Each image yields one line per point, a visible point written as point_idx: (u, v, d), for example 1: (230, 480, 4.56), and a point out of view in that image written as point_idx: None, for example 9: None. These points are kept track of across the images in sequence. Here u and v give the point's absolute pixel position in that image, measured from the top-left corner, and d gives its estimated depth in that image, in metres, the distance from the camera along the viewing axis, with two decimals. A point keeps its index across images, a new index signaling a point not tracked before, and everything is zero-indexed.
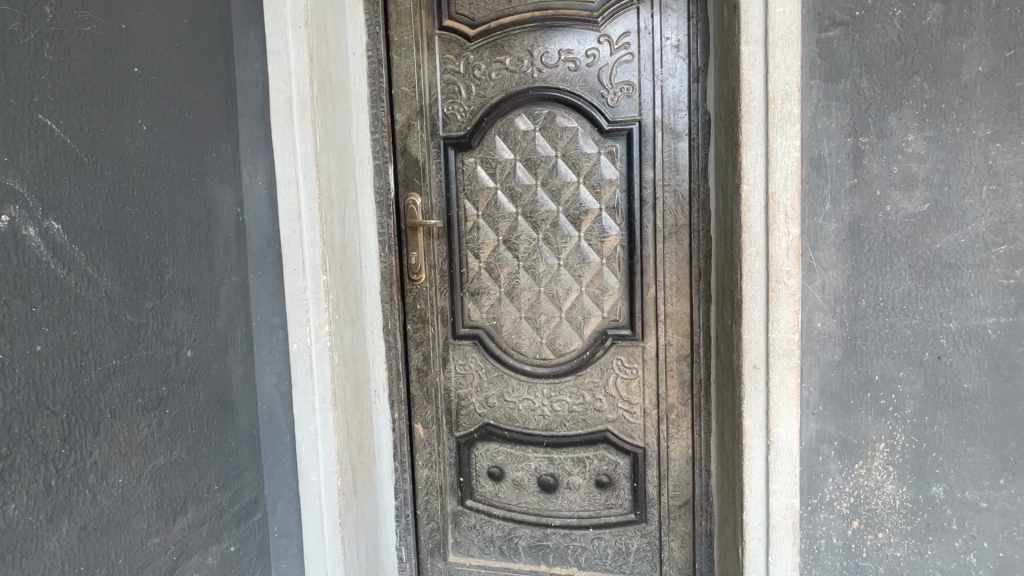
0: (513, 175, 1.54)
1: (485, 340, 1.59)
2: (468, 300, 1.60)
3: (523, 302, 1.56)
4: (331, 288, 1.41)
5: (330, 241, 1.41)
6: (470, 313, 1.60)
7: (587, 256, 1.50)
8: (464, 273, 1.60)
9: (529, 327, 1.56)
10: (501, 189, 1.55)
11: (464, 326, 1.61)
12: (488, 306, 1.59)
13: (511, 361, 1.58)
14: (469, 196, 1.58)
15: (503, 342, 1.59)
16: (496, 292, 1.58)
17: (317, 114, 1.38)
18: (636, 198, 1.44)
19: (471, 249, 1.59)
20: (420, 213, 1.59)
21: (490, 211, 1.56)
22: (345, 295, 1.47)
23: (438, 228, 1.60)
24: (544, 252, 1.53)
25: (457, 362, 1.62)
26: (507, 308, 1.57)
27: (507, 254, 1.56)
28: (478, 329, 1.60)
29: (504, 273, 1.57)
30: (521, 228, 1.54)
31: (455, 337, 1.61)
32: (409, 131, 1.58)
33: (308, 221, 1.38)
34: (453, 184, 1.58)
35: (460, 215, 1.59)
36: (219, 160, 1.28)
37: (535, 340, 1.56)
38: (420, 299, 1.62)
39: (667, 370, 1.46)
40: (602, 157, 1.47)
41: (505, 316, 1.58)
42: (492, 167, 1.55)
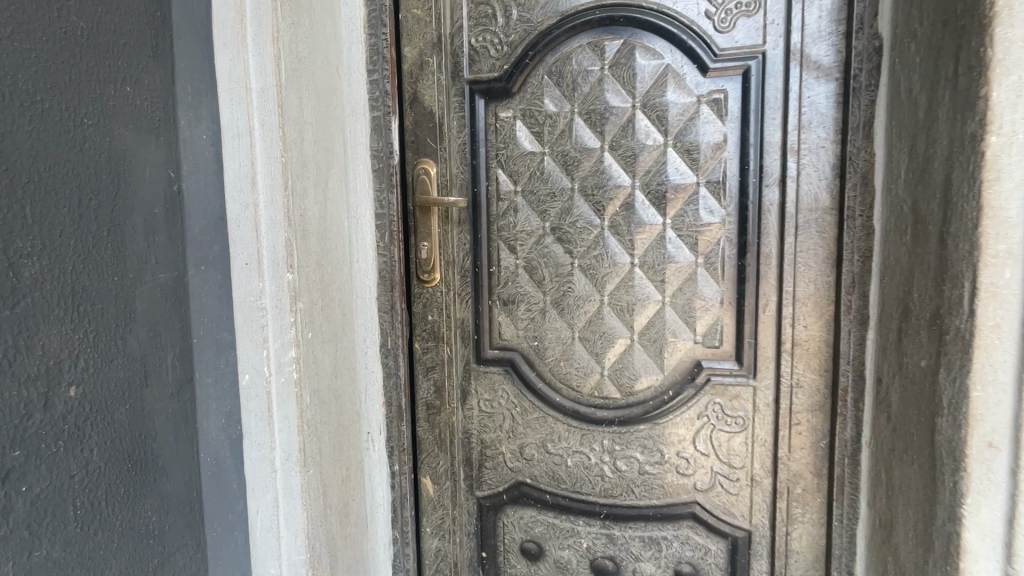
0: (568, 135, 1.08)
1: (522, 368, 1.14)
2: (500, 311, 1.15)
3: (577, 318, 1.10)
4: (306, 290, 0.96)
5: (299, 224, 0.94)
6: (501, 329, 1.15)
7: (674, 253, 1.04)
8: (494, 273, 1.15)
9: (585, 352, 1.11)
10: (550, 156, 1.09)
11: (493, 348, 1.16)
12: (527, 321, 1.14)
13: (558, 400, 1.13)
14: (503, 166, 1.12)
15: (547, 372, 1.13)
16: (540, 302, 1.12)
17: (284, 30, 0.90)
18: (752, 170, 0.98)
19: (505, 240, 1.13)
20: (434, 188, 1.14)
21: (534, 187, 1.11)
22: (327, 303, 1.02)
23: (460, 210, 1.15)
24: (611, 246, 1.07)
25: (482, 396, 1.17)
26: (554, 324, 1.12)
27: (557, 249, 1.10)
28: (512, 352, 1.15)
29: (551, 275, 1.11)
30: (577, 211, 1.08)
31: (480, 362, 1.17)
32: (421, 71, 1.13)
33: (267, 192, 0.89)
34: (482, 147, 1.13)
35: (490, 192, 1.13)
36: (138, 80, 0.78)
37: (593, 372, 1.11)
38: (432, 309, 1.17)
39: (792, 424, 1.00)
40: (702, 108, 1.00)
41: (551, 336, 1.12)
42: (538, 124, 1.09)
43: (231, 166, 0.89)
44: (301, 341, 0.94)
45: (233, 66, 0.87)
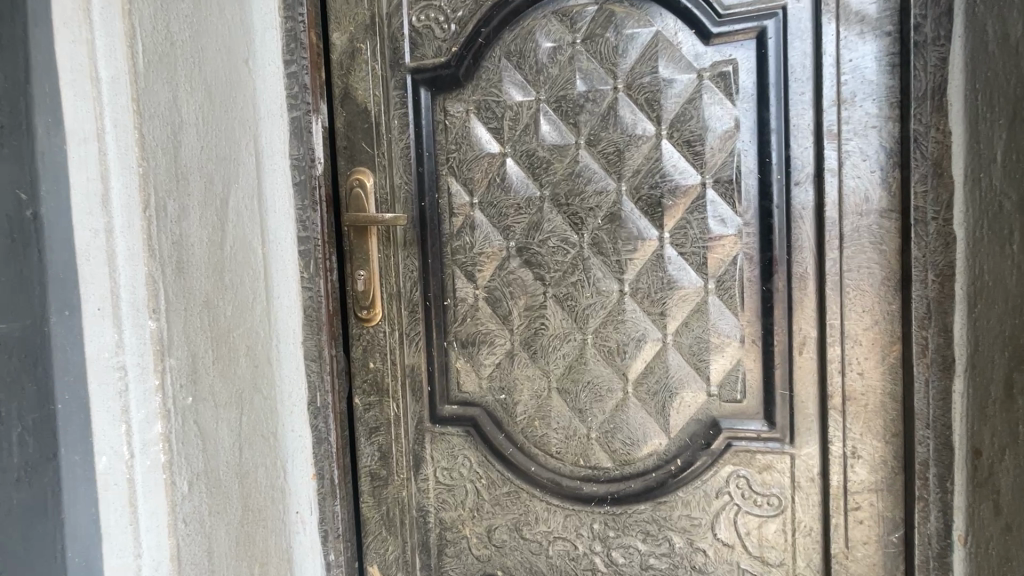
0: (533, 130, 0.84)
1: (487, 428, 0.89)
2: (458, 356, 0.91)
3: (553, 364, 0.85)
4: (177, 344, 0.71)
5: (169, 257, 0.71)
6: (459, 378, 0.91)
7: (676, 277, 0.79)
8: (449, 308, 0.91)
9: (565, 407, 0.85)
10: (512, 158, 0.86)
11: (450, 402, 0.92)
12: (490, 369, 0.89)
13: (533, 470, 0.87)
14: (456, 173, 0.89)
15: (518, 433, 0.88)
16: (507, 344, 0.88)
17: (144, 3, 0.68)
18: (777, 163, 0.74)
19: (462, 266, 0.90)
20: (371, 203, 0.91)
21: (493, 198, 0.87)
22: (219, 357, 0.78)
23: (405, 229, 0.92)
24: (593, 270, 0.82)
25: (439, 464, 0.93)
26: (524, 372, 0.87)
27: (525, 275, 0.86)
28: (474, 409, 0.90)
29: (519, 309, 0.87)
30: (549, 226, 0.84)
31: (436, 422, 0.92)
32: (353, 62, 0.91)
33: (123, 215, 0.67)
34: (430, 151, 0.90)
35: (441, 206, 0.90)
36: None
37: (576, 434, 0.85)
38: (373, 354, 0.93)
39: (849, 508, 0.73)
40: (704, 86, 0.76)
41: (521, 387, 0.87)
42: (496, 119, 0.86)
43: (80, 176, 0.65)
44: (172, 410, 0.70)
45: (76, 49, 0.64)
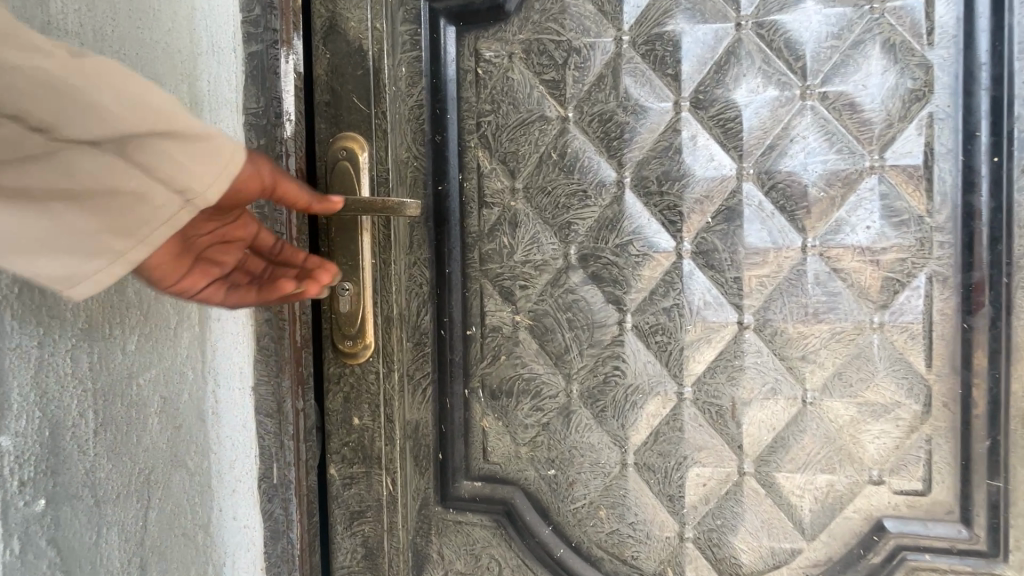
0: (611, 84, 0.58)
1: (526, 518, 0.61)
2: (486, 411, 0.63)
3: (631, 427, 0.58)
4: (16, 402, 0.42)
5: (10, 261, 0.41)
6: (486, 442, 0.63)
7: (825, 306, 0.53)
8: (473, 341, 0.63)
9: (646, 492, 0.58)
10: (577, 124, 0.59)
11: (471, 477, 0.63)
12: (534, 431, 0.61)
13: None
14: (491, 145, 0.61)
15: (574, 527, 0.60)
16: (561, 395, 0.60)
17: None
18: (994, 139, 0.49)
19: (496, 281, 0.62)
20: (365, 187, 0.62)
21: (547, 182, 0.60)
22: (106, 424, 0.48)
23: (413, 224, 0.63)
24: (697, 291, 0.56)
25: (454, 567, 0.64)
26: (586, 438, 0.60)
27: (591, 295, 0.59)
28: (508, 488, 0.62)
29: (581, 345, 0.59)
30: (632, 225, 0.57)
31: (451, 505, 0.64)
32: None
33: None
34: (453, 113, 0.63)
35: (465, 193, 0.63)
36: None
37: (662, 533, 0.58)
38: (359, 406, 0.64)
39: None
40: (881, 24, 0.51)
41: (581, 460, 0.60)
42: (554, 67, 0.59)
43: None
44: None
45: None
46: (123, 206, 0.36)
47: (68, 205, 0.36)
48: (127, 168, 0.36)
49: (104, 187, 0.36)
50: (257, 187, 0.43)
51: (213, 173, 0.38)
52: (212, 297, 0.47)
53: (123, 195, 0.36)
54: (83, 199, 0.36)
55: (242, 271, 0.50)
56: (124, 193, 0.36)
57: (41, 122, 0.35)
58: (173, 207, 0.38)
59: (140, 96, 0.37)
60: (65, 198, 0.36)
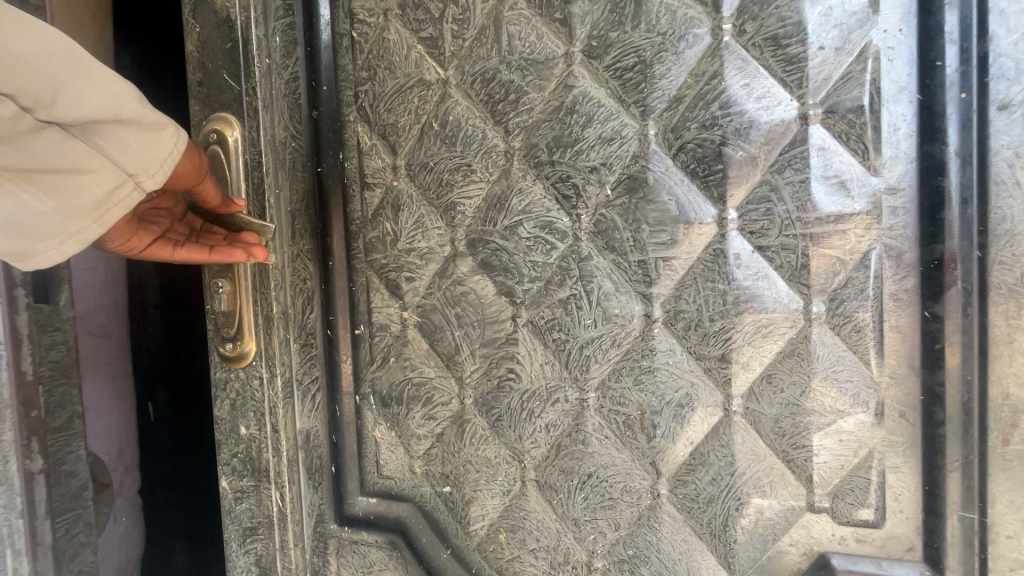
0: (492, 37, 0.49)
1: (421, 542, 0.54)
2: (378, 419, 0.56)
3: (529, 441, 0.50)
4: None
5: None
6: (379, 455, 0.56)
7: (749, 293, 0.43)
8: (361, 341, 0.56)
9: (549, 515, 0.50)
10: (458, 87, 0.50)
11: (366, 493, 0.57)
12: (428, 443, 0.54)
13: None
14: (369, 119, 0.54)
15: (472, 552, 0.53)
16: (453, 402, 0.52)
17: None
18: (963, 68, 0.38)
19: (381, 273, 0.55)
20: (237, 172, 0.55)
21: (428, 157, 0.52)
22: None
23: (293, 211, 0.56)
24: (597, 279, 0.47)
25: None
26: (481, 452, 0.52)
27: (481, 287, 0.51)
28: (402, 506, 0.55)
29: (471, 345, 0.51)
30: (521, 202, 0.49)
31: (345, 525, 0.58)
32: None
33: None
34: (330, 84, 0.55)
35: (345, 175, 0.56)
36: None
37: (568, 562, 0.50)
38: (244, 415, 0.57)
39: None
40: None
41: (477, 477, 0.52)
42: (431, 22, 0.51)
43: None
44: None
45: None
46: (70, 185, 0.36)
47: (18, 185, 0.35)
48: (80, 150, 0.36)
49: (52, 165, 0.36)
50: (187, 175, 0.45)
51: (164, 162, 0.40)
52: (157, 254, 0.48)
53: (67, 174, 0.36)
54: (29, 172, 0.35)
55: (178, 228, 0.50)
56: (66, 170, 0.36)
57: (15, 91, 0.33)
58: (120, 186, 0.38)
59: (103, 79, 0.36)
60: (10, 173, 0.35)
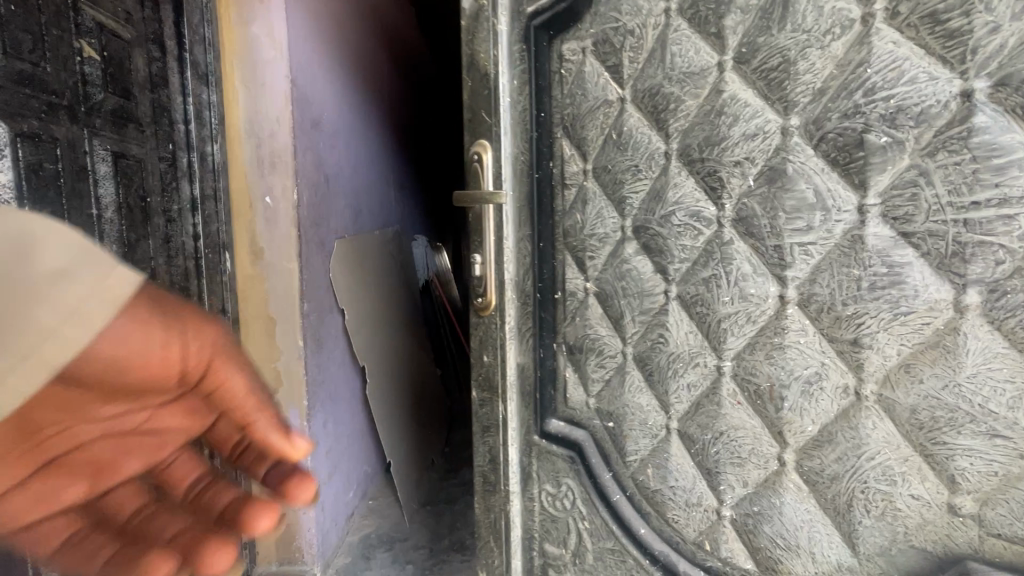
0: (660, 57, 0.57)
1: (593, 462, 0.68)
2: (569, 367, 0.71)
3: (673, 395, 0.60)
4: None
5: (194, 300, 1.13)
6: (565, 393, 0.71)
7: (893, 273, 0.43)
8: (560, 305, 0.70)
9: (686, 459, 0.60)
10: (632, 102, 0.61)
11: (556, 419, 0.72)
12: (599, 384, 0.68)
13: (641, 532, 0.65)
14: (571, 134, 0.67)
15: (626, 478, 0.66)
16: (618, 353, 0.66)
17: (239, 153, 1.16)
18: None
19: (575, 246, 0.68)
20: (488, 181, 0.67)
21: (608, 161, 0.64)
22: None
23: (520, 208, 0.70)
24: (736, 262, 0.53)
25: (545, 488, 0.73)
26: (636, 399, 0.64)
27: (642, 267, 0.62)
28: (580, 435, 0.69)
29: (633, 311, 0.63)
30: (675, 195, 0.57)
31: (544, 438, 0.72)
32: None
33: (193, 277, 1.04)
34: (545, 109, 0.67)
35: (551, 179, 0.69)
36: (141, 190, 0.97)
37: (700, 506, 0.59)
38: (484, 346, 0.72)
39: None
40: None
41: (631, 420, 0.64)
42: (613, 54, 0.62)
43: None
44: None
45: None
46: (40, 345, 0.41)
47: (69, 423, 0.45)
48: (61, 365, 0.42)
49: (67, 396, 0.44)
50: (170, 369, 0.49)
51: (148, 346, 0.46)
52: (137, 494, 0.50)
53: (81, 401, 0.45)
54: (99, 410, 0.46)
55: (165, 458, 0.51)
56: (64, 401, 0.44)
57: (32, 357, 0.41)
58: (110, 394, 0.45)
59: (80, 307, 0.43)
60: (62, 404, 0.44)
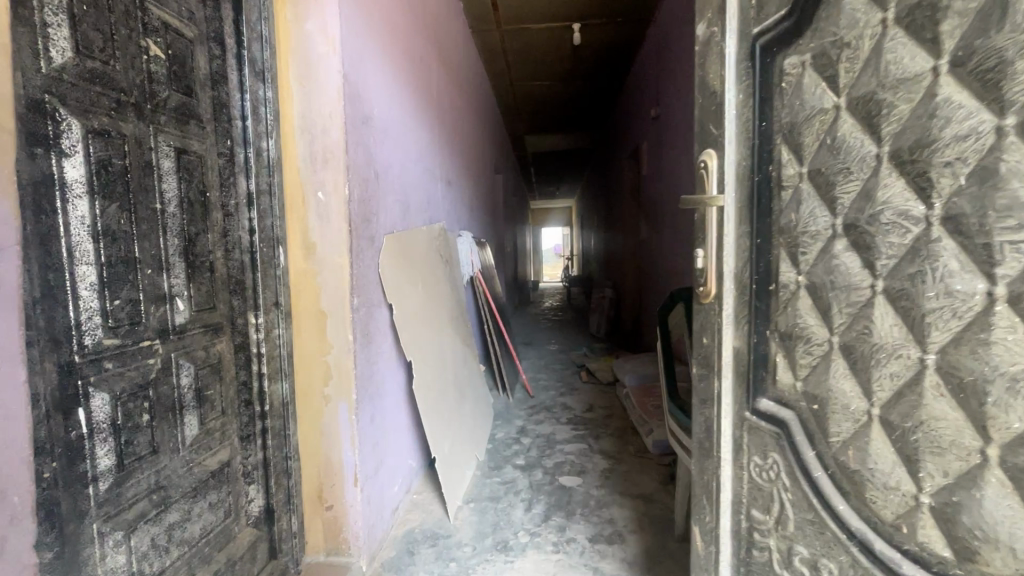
0: (876, 68, 0.88)
1: (799, 438, 1.06)
2: (776, 344, 1.11)
3: (877, 382, 0.92)
4: None
5: None
6: (777, 373, 1.12)
7: None
8: (774, 292, 1.10)
9: (885, 445, 0.92)
10: (847, 110, 0.94)
11: (768, 399, 1.13)
12: (807, 368, 1.05)
13: (840, 508, 0.99)
14: (788, 139, 1.06)
15: (829, 456, 1.01)
16: (826, 341, 1.01)
17: None
18: None
19: (787, 240, 1.07)
20: (713, 183, 1.17)
21: (824, 165, 0.98)
22: None
23: (742, 207, 1.15)
24: (944, 259, 0.80)
25: (756, 458, 1.17)
26: (840, 383, 0.99)
27: (851, 262, 0.96)
28: (789, 412, 1.09)
29: (840, 305, 0.98)
30: (885, 197, 0.88)
31: (755, 411, 1.16)
32: (709, 45, 1.20)
33: None
34: (767, 120, 1.09)
35: (772, 179, 1.09)
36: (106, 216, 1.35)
37: (903, 471, 0.89)
38: (707, 330, 1.26)
39: None
40: None
41: (836, 402, 1.00)
42: (832, 66, 0.96)
43: None
44: None
45: None
46: None
47: None
48: None
49: None
50: None
51: None
52: None
53: None
54: None
55: None
56: None
57: None
58: None
59: None
60: None
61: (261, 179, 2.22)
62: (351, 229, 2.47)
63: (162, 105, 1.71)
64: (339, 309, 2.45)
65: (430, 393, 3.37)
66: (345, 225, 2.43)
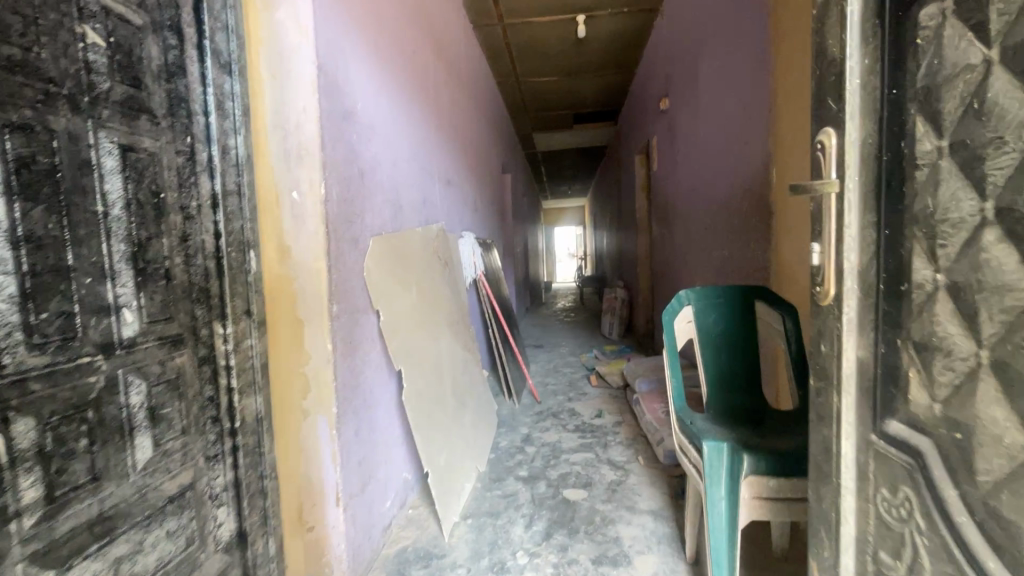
0: None
1: (936, 468, 0.90)
2: (909, 354, 0.97)
3: None
4: None
5: None
6: (910, 391, 0.97)
7: None
8: (906, 296, 0.97)
9: None
10: (1000, 67, 0.77)
11: (899, 421, 0.99)
12: (948, 388, 0.89)
13: (990, 565, 0.80)
14: (924, 108, 0.91)
15: (979, 500, 0.83)
16: (973, 355, 0.85)
17: None
18: None
19: (922, 226, 0.93)
20: (831, 164, 1.11)
21: (970, 135, 0.83)
22: None
23: (868, 194, 1.03)
24: None
25: (884, 489, 1.02)
26: (990, 409, 0.81)
27: (1005, 259, 0.78)
28: (923, 437, 0.93)
29: (991, 310, 0.81)
30: None
31: (882, 432, 1.02)
32: (826, 14, 1.13)
33: None
34: (899, 90, 0.96)
35: (904, 158, 0.95)
36: None
37: None
38: (826, 336, 1.17)
39: None
40: None
41: (986, 431, 0.82)
42: (981, 17, 0.79)
43: None
44: None
45: None
46: None
47: None
48: None
49: None
50: None
51: None
52: None
53: None
54: None
55: None
56: None
57: None
58: None
59: None
60: None
61: (228, 178, 2.03)
62: (328, 233, 2.35)
63: (103, 98, 1.53)
64: (315, 317, 2.33)
65: (425, 400, 3.22)
66: (321, 227, 2.31)
